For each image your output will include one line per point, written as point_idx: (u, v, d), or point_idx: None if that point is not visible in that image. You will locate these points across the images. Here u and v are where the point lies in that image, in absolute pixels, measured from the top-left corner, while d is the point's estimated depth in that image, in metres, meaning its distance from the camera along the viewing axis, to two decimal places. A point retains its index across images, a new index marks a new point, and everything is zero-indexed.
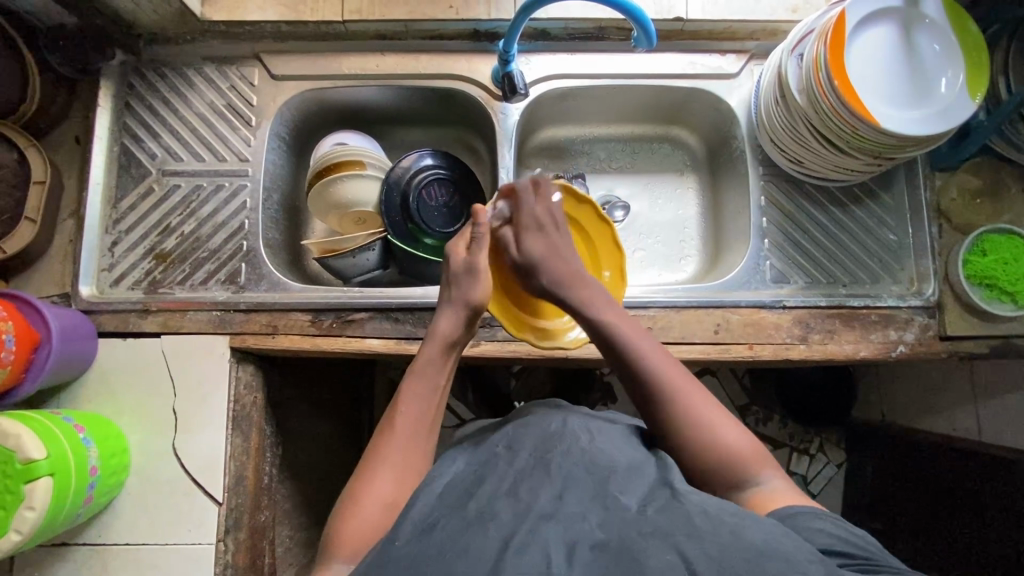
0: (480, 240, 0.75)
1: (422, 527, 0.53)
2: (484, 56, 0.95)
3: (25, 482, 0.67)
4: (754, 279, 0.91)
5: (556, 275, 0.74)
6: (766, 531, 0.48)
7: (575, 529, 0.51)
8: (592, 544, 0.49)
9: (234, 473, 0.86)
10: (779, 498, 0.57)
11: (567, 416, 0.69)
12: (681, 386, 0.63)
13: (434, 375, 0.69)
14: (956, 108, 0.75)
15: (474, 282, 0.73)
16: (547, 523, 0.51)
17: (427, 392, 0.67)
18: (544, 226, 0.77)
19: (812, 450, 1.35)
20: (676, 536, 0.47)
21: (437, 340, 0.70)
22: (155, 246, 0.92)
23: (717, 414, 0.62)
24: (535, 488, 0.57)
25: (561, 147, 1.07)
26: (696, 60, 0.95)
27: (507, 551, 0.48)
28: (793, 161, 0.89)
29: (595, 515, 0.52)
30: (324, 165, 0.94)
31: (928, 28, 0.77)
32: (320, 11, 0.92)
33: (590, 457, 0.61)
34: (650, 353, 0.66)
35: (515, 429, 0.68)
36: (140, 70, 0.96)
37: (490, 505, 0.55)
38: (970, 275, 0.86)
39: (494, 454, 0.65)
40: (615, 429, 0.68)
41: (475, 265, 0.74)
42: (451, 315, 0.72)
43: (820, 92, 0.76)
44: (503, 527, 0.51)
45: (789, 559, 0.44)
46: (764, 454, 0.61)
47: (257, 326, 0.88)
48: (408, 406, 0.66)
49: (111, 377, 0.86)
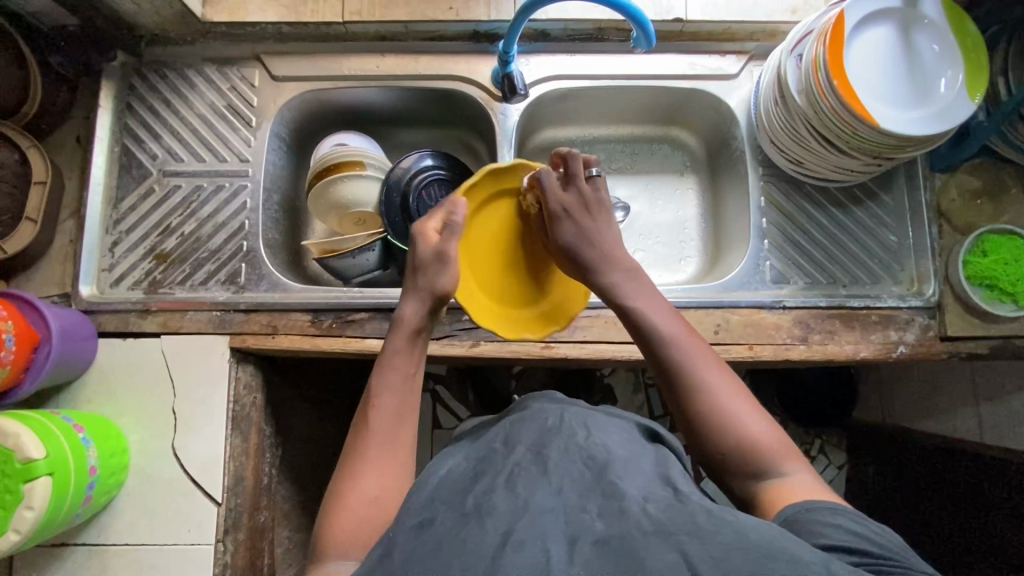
0: (453, 226, 0.74)
1: (420, 522, 0.53)
2: (484, 57, 0.96)
3: (24, 482, 0.67)
4: (754, 280, 0.91)
5: (589, 261, 0.73)
6: (769, 533, 0.47)
7: (576, 524, 0.51)
8: (594, 541, 0.48)
9: (233, 473, 0.86)
10: (799, 489, 0.57)
11: (565, 411, 0.70)
12: (709, 372, 0.63)
13: (406, 364, 0.68)
14: (956, 108, 0.75)
15: (444, 270, 0.72)
16: (546, 519, 0.51)
17: (400, 380, 0.67)
18: (576, 212, 0.75)
19: (813, 452, 1.34)
20: (679, 536, 0.47)
21: (403, 328, 0.69)
22: (155, 246, 0.92)
23: (748, 405, 0.61)
24: (533, 483, 0.57)
25: (562, 147, 1.08)
26: (696, 61, 0.95)
27: (506, 546, 0.48)
28: (792, 162, 0.89)
29: (596, 511, 0.52)
30: (324, 165, 0.95)
31: (927, 29, 0.78)
32: (320, 12, 0.92)
33: (587, 453, 0.61)
34: (679, 337, 0.66)
35: (511, 424, 0.70)
36: (141, 71, 0.96)
37: (487, 498, 0.55)
38: (970, 276, 0.86)
39: (491, 449, 0.66)
40: (612, 424, 0.69)
41: (446, 253, 0.72)
42: (417, 301, 0.71)
43: (819, 92, 0.76)
44: (501, 521, 0.51)
45: (793, 559, 0.43)
46: (790, 446, 0.60)
47: (257, 326, 0.88)
48: (383, 397, 0.65)
49: (110, 378, 0.86)
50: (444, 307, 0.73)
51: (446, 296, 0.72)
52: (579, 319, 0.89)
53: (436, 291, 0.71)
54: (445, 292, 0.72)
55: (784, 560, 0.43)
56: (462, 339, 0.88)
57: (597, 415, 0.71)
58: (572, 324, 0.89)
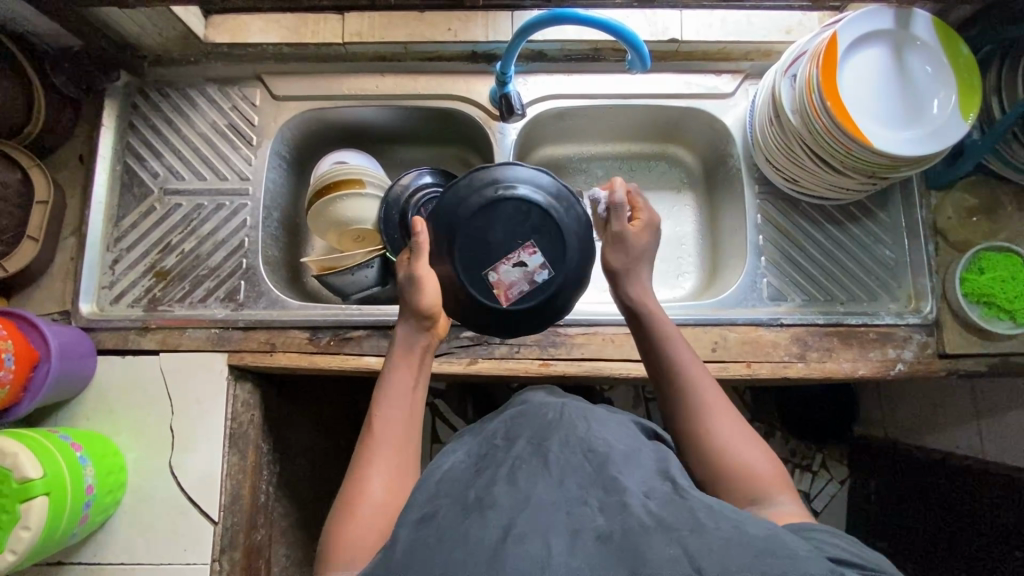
0: (416, 248, 0.72)
1: (423, 516, 0.54)
2: (482, 77, 0.97)
3: (20, 502, 0.67)
4: (751, 297, 0.91)
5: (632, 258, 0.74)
6: (768, 529, 0.47)
7: (578, 517, 0.51)
8: (596, 536, 0.48)
9: (230, 492, 0.86)
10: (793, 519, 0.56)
11: (565, 406, 0.69)
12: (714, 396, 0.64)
13: (408, 375, 0.68)
14: (950, 128, 0.76)
15: (416, 290, 0.71)
16: (548, 512, 0.51)
17: (402, 394, 0.67)
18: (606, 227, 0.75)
19: (814, 467, 1.33)
20: (680, 531, 0.47)
21: (397, 345, 0.70)
22: (155, 263, 0.93)
23: (746, 436, 0.61)
24: (533, 475, 0.56)
25: (561, 164, 1.08)
26: (693, 80, 0.96)
27: (507, 540, 0.47)
28: (789, 180, 0.90)
29: (597, 507, 0.52)
30: (323, 183, 0.96)
31: (919, 50, 0.78)
32: (320, 33, 0.94)
33: (587, 444, 0.61)
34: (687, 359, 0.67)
35: (512, 421, 0.69)
36: (144, 91, 0.97)
37: (489, 490, 0.55)
38: (967, 294, 0.86)
39: (493, 447, 0.65)
40: (613, 420, 0.68)
41: (415, 274, 0.71)
42: (407, 323, 0.71)
43: (814, 114, 0.76)
44: (502, 515, 0.51)
45: (792, 555, 0.44)
46: (785, 483, 0.59)
47: (255, 343, 0.88)
48: (389, 404, 0.66)
49: (109, 395, 0.87)
50: (435, 322, 0.71)
51: (426, 314, 0.70)
52: (576, 336, 0.89)
53: (411, 311, 0.70)
54: (420, 313, 0.70)
55: (784, 556, 0.43)
56: (459, 356, 0.88)
57: (599, 411, 0.70)
58: (570, 342, 0.89)
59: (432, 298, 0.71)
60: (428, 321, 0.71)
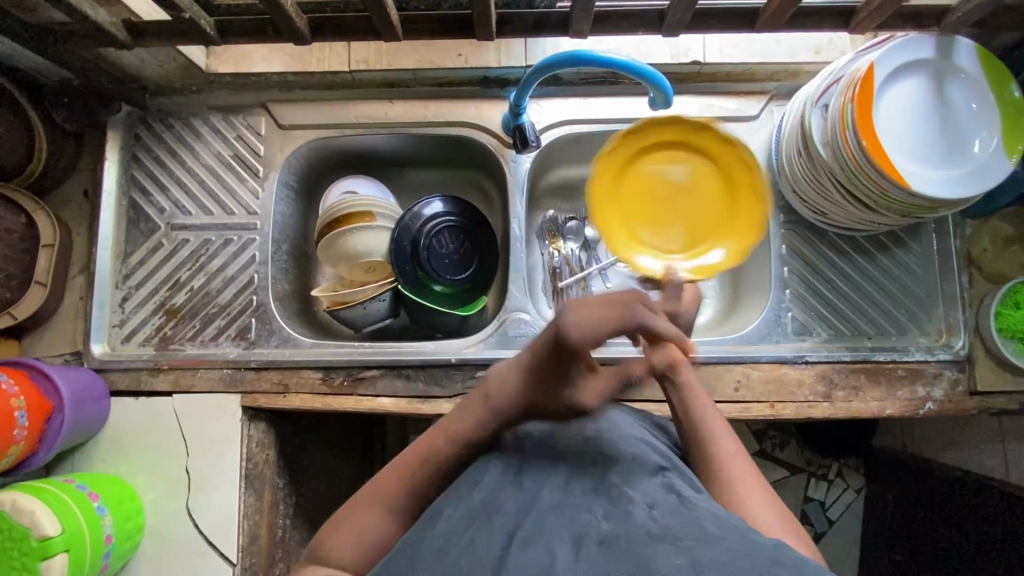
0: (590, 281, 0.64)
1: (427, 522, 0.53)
2: (494, 102, 0.93)
3: (41, 560, 0.67)
4: (775, 332, 0.88)
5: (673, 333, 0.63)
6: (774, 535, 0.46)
7: (579, 522, 0.49)
8: (599, 541, 0.46)
9: (249, 533, 0.85)
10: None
11: None
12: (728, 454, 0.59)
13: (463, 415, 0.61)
14: (992, 169, 0.71)
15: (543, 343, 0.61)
16: (553, 518, 0.50)
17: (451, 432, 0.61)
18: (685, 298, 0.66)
19: (830, 476, 1.25)
20: (685, 540, 0.44)
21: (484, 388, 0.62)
22: (165, 301, 0.91)
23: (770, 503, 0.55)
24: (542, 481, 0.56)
25: (574, 186, 1.04)
26: (714, 102, 0.92)
27: (510, 547, 0.46)
28: (815, 212, 0.86)
29: (601, 514, 0.50)
30: (333, 215, 0.92)
31: (962, 81, 0.73)
32: (326, 61, 0.91)
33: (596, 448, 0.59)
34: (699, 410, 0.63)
35: None
36: (147, 121, 0.94)
37: (495, 494, 0.54)
38: (1002, 329, 0.83)
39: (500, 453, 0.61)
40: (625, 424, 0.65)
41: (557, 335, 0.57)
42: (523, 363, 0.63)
43: (847, 151, 0.72)
44: (508, 520, 0.50)
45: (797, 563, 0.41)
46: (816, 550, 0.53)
47: (269, 384, 0.87)
48: (444, 441, 0.60)
49: (124, 438, 0.86)
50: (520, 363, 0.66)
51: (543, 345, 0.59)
52: None
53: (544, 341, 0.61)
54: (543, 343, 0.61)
55: (788, 564, 0.40)
56: None
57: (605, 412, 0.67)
58: None
59: (684, 208, 0.79)
60: (695, 242, 0.78)
